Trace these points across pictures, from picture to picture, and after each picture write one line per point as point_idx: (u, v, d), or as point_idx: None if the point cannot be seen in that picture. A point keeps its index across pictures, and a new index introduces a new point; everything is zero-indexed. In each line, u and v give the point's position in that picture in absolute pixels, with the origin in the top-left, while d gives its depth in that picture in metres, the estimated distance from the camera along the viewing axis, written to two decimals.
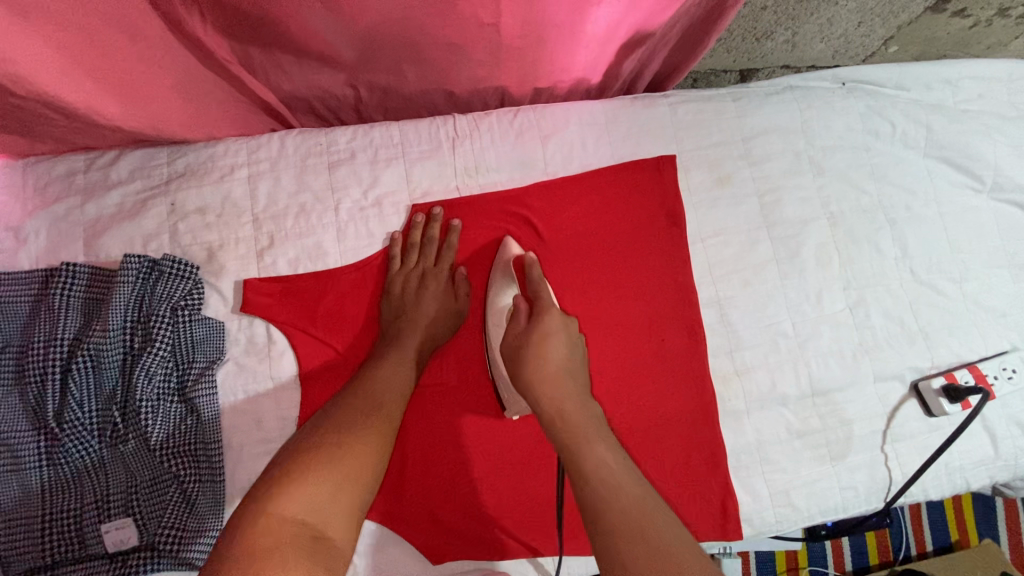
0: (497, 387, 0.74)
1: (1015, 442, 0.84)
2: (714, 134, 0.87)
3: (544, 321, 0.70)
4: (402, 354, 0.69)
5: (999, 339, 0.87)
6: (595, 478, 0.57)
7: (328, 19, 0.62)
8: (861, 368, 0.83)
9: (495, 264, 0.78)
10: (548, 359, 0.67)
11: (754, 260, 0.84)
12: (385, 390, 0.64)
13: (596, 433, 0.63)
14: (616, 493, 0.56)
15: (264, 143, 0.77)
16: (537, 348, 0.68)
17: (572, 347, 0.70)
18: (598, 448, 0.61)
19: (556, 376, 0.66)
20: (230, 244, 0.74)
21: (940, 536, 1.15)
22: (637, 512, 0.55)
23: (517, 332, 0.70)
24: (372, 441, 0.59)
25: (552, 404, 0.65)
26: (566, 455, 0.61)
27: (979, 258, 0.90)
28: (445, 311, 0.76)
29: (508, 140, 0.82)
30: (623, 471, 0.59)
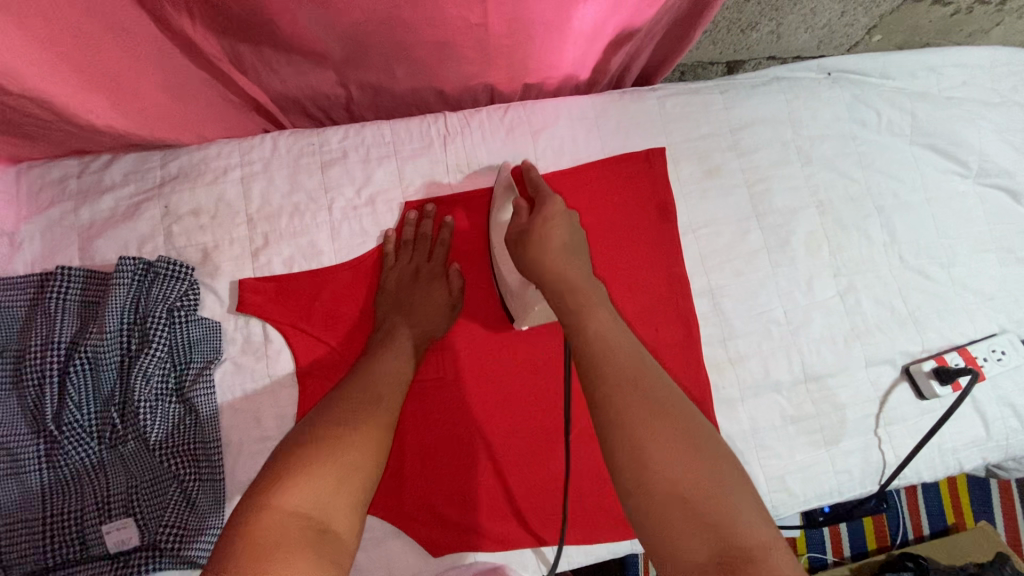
0: (506, 298, 0.75)
1: (1004, 423, 0.85)
2: (703, 126, 0.88)
3: (544, 208, 0.67)
4: (399, 348, 0.70)
5: (988, 322, 0.89)
6: (594, 338, 0.53)
7: (316, 19, 0.62)
8: (853, 353, 0.84)
9: (498, 183, 0.78)
10: (552, 237, 0.64)
11: (745, 249, 0.85)
12: (383, 384, 0.65)
13: (598, 302, 0.58)
14: (615, 355, 0.51)
15: (256, 144, 0.78)
16: (537, 231, 0.65)
17: (575, 233, 0.66)
18: (599, 312, 0.56)
19: (556, 252, 0.62)
20: (225, 245, 0.75)
21: (936, 520, 1.16)
22: (636, 369, 0.50)
23: (518, 226, 0.67)
24: (371, 433, 0.59)
25: (552, 276, 0.62)
26: (566, 323, 0.56)
27: (967, 243, 0.91)
28: (440, 306, 0.77)
29: (499, 136, 0.83)
30: (624, 335, 0.54)
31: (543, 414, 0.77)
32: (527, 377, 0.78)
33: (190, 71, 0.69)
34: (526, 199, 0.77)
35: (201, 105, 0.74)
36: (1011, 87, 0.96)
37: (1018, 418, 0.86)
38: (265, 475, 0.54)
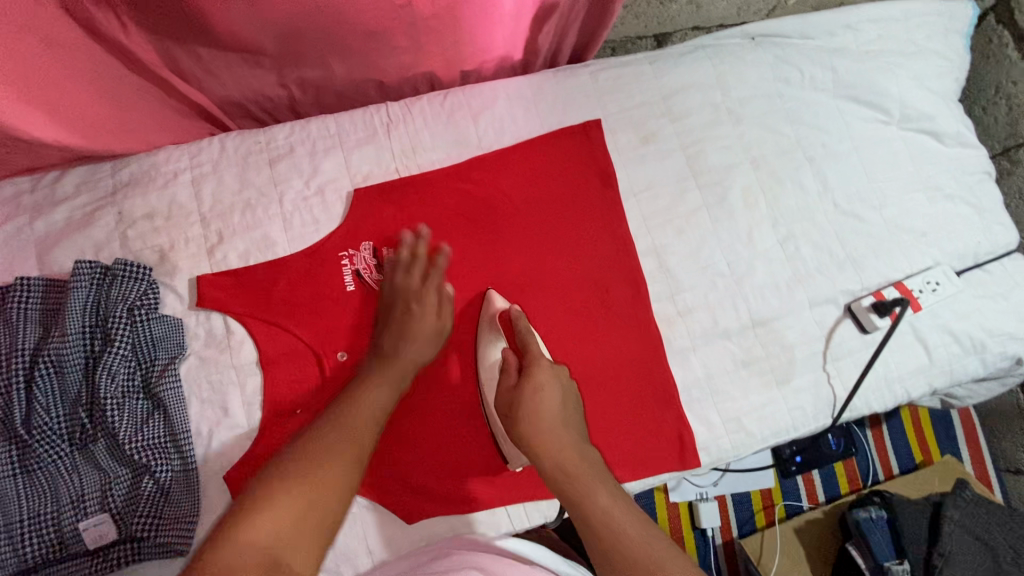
0: (499, 443, 0.75)
1: (946, 349, 0.90)
2: (636, 96, 0.92)
3: (535, 371, 0.69)
4: (381, 379, 0.68)
5: (922, 257, 0.93)
6: (602, 527, 0.57)
7: (246, 17, 0.66)
8: (796, 296, 0.88)
9: (483, 318, 0.79)
10: (543, 410, 0.66)
11: (685, 207, 0.89)
12: (362, 414, 0.63)
13: (600, 481, 0.62)
14: (627, 548, 0.55)
15: (204, 147, 0.81)
16: (529, 403, 0.66)
17: (566, 398, 0.68)
18: (603, 497, 0.60)
19: (551, 427, 0.65)
20: (180, 244, 0.77)
21: (905, 459, 1.21)
22: (649, 562, 0.54)
23: (507, 388, 0.69)
24: (336, 464, 0.57)
25: (550, 460, 0.63)
26: (572, 509, 0.60)
27: (896, 184, 0.96)
28: (431, 334, 0.74)
29: (440, 120, 0.87)
30: (630, 518, 0.58)
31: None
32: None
33: (132, 79, 0.72)
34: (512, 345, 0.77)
35: (147, 111, 0.78)
36: (926, 36, 1.02)
37: (958, 343, 0.91)
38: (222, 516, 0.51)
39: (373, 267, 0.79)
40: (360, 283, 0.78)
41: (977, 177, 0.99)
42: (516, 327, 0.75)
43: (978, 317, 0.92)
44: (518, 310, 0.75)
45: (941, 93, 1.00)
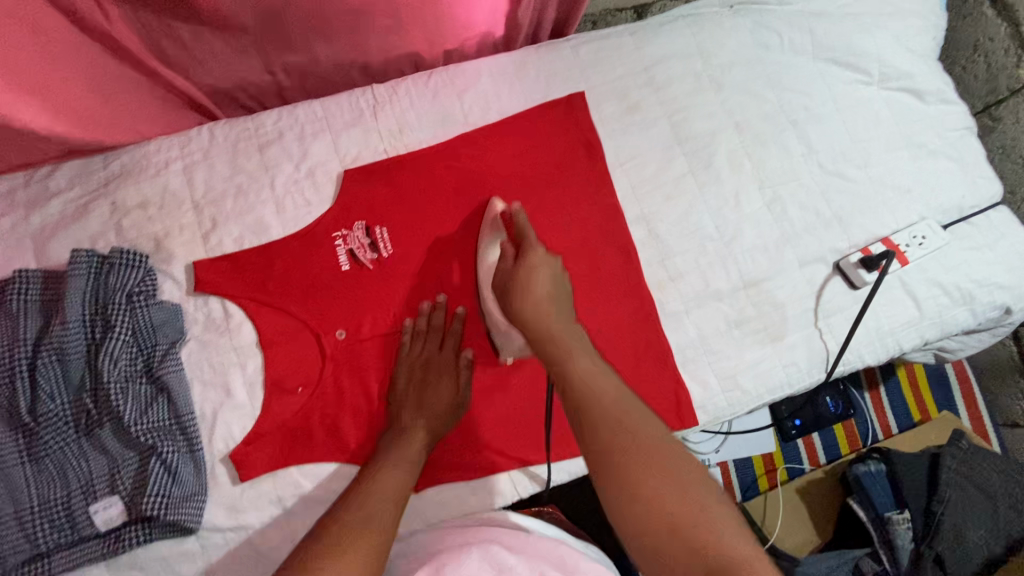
0: (491, 332, 0.78)
1: (935, 301, 0.91)
2: (618, 68, 0.94)
3: (528, 257, 0.71)
4: (399, 462, 0.69)
5: (908, 212, 0.94)
6: (578, 379, 0.58)
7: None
8: (785, 256, 0.89)
9: (485, 220, 0.81)
10: (533, 285, 0.68)
11: (671, 174, 0.91)
12: (380, 499, 0.64)
13: (580, 347, 0.62)
14: (599, 395, 0.56)
15: (194, 136, 0.82)
16: (520, 281, 0.68)
17: (557, 282, 0.69)
18: (582, 361, 0.60)
19: (538, 298, 0.66)
20: (175, 232, 0.78)
21: (902, 417, 1.23)
22: (621, 411, 0.55)
23: (504, 269, 0.72)
24: (355, 553, 0.56)
25: (536, 328, 0.64)
26: (552, 369, 0.61)
27: (879, 143, 0.97)
28: (446, 402, 0.75)
29: (426, 100, 0.88)
30: (606, 377, 0.59)
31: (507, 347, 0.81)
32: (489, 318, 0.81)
33: (119, 68, 0.74)
34: (512, 241, 0.78)
35: (135, 100, 0.80)
36: None
37: (947, 295, 0.92)
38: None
39: (366, 245, 0.80)
40: (354, 262, 0.79)
41: (959, 132, 1.00)
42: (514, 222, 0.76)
43: (966, 269, 0.93)
44: (519, 207, 0.76)
45: (919, 52, 1.02)
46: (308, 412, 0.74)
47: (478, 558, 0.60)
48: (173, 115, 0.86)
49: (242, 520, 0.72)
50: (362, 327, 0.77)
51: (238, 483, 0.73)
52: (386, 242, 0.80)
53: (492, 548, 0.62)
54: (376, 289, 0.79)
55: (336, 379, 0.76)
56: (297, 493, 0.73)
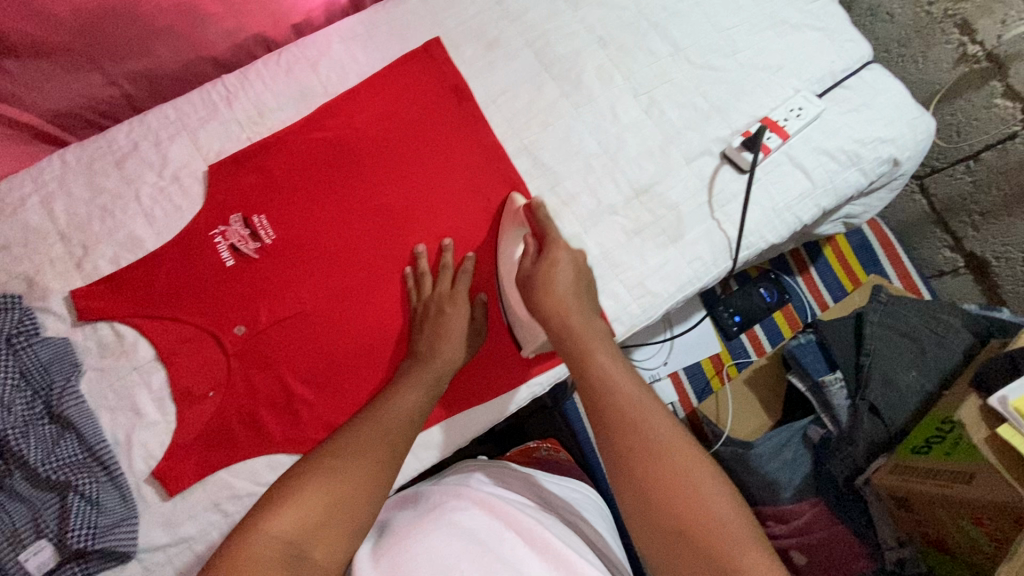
0: (513, 327, 0.81)
1: (824, 169, 0.93)
2: (470, 7, 0.92)
3: (551, 252, 0.75)
4: (414, 389, 0.71)
5: (782, 89, 0.95)
6: (596, 378, 0.62)
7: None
8: (671, 157, 0.90)
9: (508, 214, 0.83)
10: (555, 284, 0.72)
11: (544, 101, 0.90)
12: (394, 416, 0.66)
13: (600, 345, 0.67)
14: (615, 390, 0.61)
15: (46, 166, 0.79)
16: (543, 276, 0.73)
17: (579, 276, 0.74)
18: (600, 358, 0.65)
19: (560, 294, 0.71)
20: (46, 266, 0.75)
21: (836, 290, 1.29)
22: (635, 413, 0.58)
23: (527, 265, 0.75)
24: (370, 462, 0.60)
25: (558, 322, 0.70)
26: (573, 365, 0.66)
27: (742, 28, 0.98)
28: (463, 333, 0.77)
29: (280, 79, 0.85)
30: (624, 376, 0.62)
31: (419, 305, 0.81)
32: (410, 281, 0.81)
33: None
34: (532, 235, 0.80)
35: None
36: None
37: (834, 160, 0.94)
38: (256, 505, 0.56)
39: (247, 236, 0.78)
40: (237, 255, 0.78)
41: (819, 3, 1.02)
42: (536, 218, 0.78)
43: (848, 131, 0.95)
44: (537, 201, 0.79)
45: None
46: (223, 412, 0.73)
47: (447, 529, 0.64)
48: (21, 150, 0.82)
49: (180, 532, 0.71)
50: (260, 318, 0.76)
51: (168, 498, 0.72)
52: (267, 228, 0.79)
53: (463, 517, 0.66)
54: (268, 278, 0.78)
55: (244, 373, 0.75)
56: (231, 494, 0.72)
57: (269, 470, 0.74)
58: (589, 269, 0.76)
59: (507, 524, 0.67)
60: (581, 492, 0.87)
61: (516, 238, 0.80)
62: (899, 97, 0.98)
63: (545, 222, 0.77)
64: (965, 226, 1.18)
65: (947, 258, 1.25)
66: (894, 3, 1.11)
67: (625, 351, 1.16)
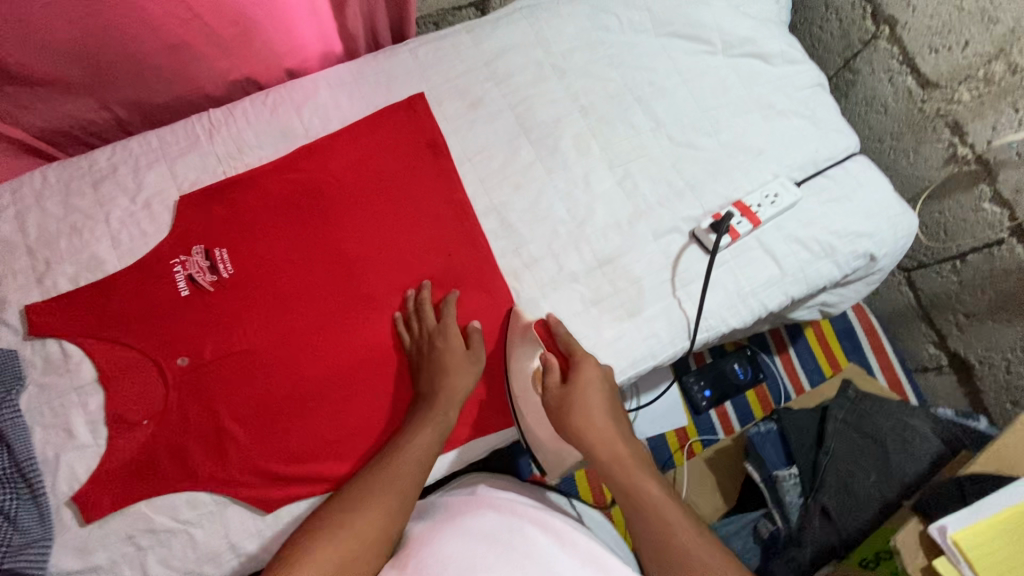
0: (536, 449, 0.84)
1: (796, 258, 0.92)
2: (458, 66, 0.94)
3: (578, 373, 0.77)
4: (416, 447, 0.74)
5: (761, 174, 0.95)
6: (649, 507, 0.69)
7: (27, 51, 0.73)
8: (639, 231, 0.90)
9: (516, 330, 0.83)
10: (592, 412, 0.75)
11: (519, 163, 0.91)
12: (407, 460, 0.72)
13: (644, 473, 0.72)
14: (664, 520, 0.67)
15: (26, 181, 0.82)
16: (580, 404, 0.75)
17: (610, 403, 0.77)
18: (651, 488, 0.71)
19: (599, 422, 0.75)
20: (8, 277, 0.77)
21: (815, 375, 1.26)
22: (690, 542, 0.65)
23: (555, 388, 0.77)
24: (375, 514, 0.67)
25: (604, 451, 0.74)
26: (624, 500, 0.71)
27: (727, 109, 0.98)
28: (462, 361, 0.79)
29: (263, 118, 0.88)
30: (671, 501, 0.70)
31: (367, 356, 0.80)
32: (360, 329, 0.81)
33: None
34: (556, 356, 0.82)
35: None
36: None
37: (807, 250, 0.92)
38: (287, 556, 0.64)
39: (205, 268, 0.80)
40: (193, 287, 0.79)
41: (809, 91, 1.02)
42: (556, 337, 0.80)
43: (823, 222, 0.93)
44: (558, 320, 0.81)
45: (759, 18, 1.04)
46: (154, 442, 0.74)
47: (461, 536, 0.65)
48: (10, 161, 0.86)
49: (91, 561, 0.70)
50: (204, 351, 0.77)
51: (84, 524, 0.71)
52: (227, 262, 0.80)
53: (477, 522, 0.68)
54: (220, 312, 0.79)
55: (180, 405, 0.75)
56: (148, 527, 0.72)
57: (188, 505, 0.73)
58: (617, 394, 0.79)
59: (529, 525, 0.69)
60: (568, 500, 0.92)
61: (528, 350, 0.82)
62: (882, 192, 0.97)
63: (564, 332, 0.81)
64: (950, 324, 1.14)
65: (931, 354, 1.21)
66: (889, 95, 1.10)
67: None
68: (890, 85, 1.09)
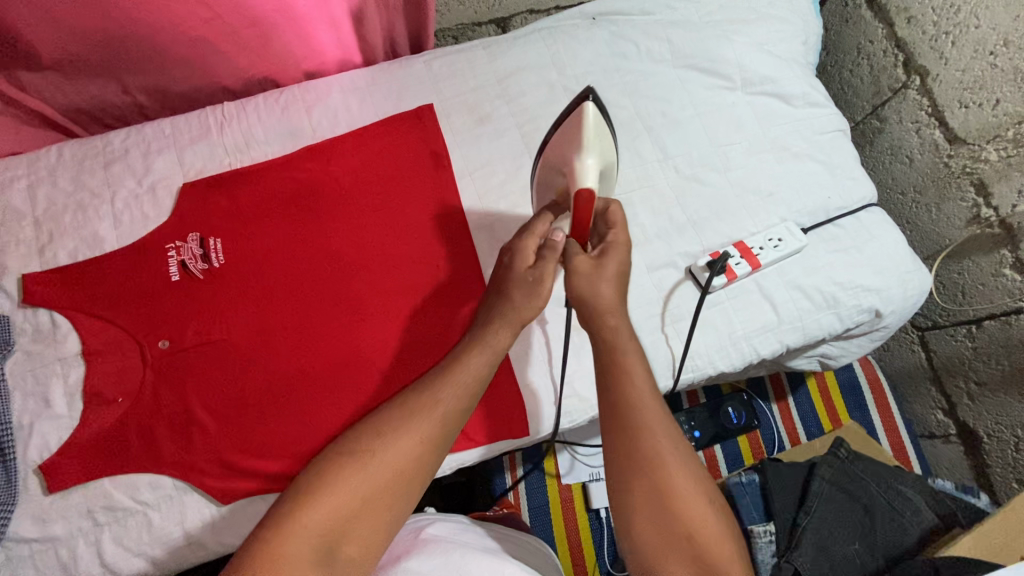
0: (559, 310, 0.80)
1: (795, 306, 0.89)
2: (470, 81, 0.95)
3: (608, 255, 0.68)
4: (463, 375, 0.66)
5: (768, 216, 0.93)
6: (633, 402, 0.62)
7: (52, 32, 0.76)
8: (632, 261, 0.88)
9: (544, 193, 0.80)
10: (605, 290, 0.67)
11: (520, 182, 0.90)
12: (431, 404, 0.63)
13: (636, 357, 0.65)
14: (644, 416, 0.62)
15: (43, 155, 0.86)
16: (595, 276, 0.67)
17: (623, 275, 0.69)
18: (637, 375, 0.64)
19: (612, 300, 0.67)
20: (11, 245, 0.81)
21: (813, 427, 1.21)
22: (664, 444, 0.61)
23: (584, 259, 0.68)
24: (406, 442, 0.61)
25: (604, 330, 0.66)
26: (611, 387, 0.64)
27: (739, 147, 0.96)
28: (527, 280, 0.70)
29: (274, 115, 0.90)
30: (651, 397, 0.63)
31: (343, 357, 0.80)
32: (340, 330, 0.81)
33: None
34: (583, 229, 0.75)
35: None
36: (767, 3, 1.03)
37: (808, 298, 0.89)
38: (280, 506, 0.57)
39: (198, 256, 0.81)
40: (184, 272, 0.80)
41: (829, 135, 0.99)
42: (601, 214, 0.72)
43: (829, 271, 0.90)
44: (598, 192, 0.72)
45: (784, 58, 1.02)
46: (126, 420, 0.75)
47: None
48: (33, 134, 0.90)
49: (48, 530, 0.72)
50: (185, 337, 0.78)
51: (48, 494, 0.73)
52: (219, 252, 0.82)
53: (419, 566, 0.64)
54: (207, 299, 0.80)
55: (155, 387, 0.76)
56: (107, 504, 0.73)
57: (149, 487, 0.74)
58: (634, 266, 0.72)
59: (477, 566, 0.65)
60: (528, 539, 0.87)
61: (559, 172, 0.75)
62: (895, 247, 0.93)
63: (605, 204, 0.73)
64: (960, 392, 1.09)
65: (939, 420, 1.16)
66: (915, 147, 1.06)
67: (569, 445, 1.11)
68: (916, 136, 1.05)
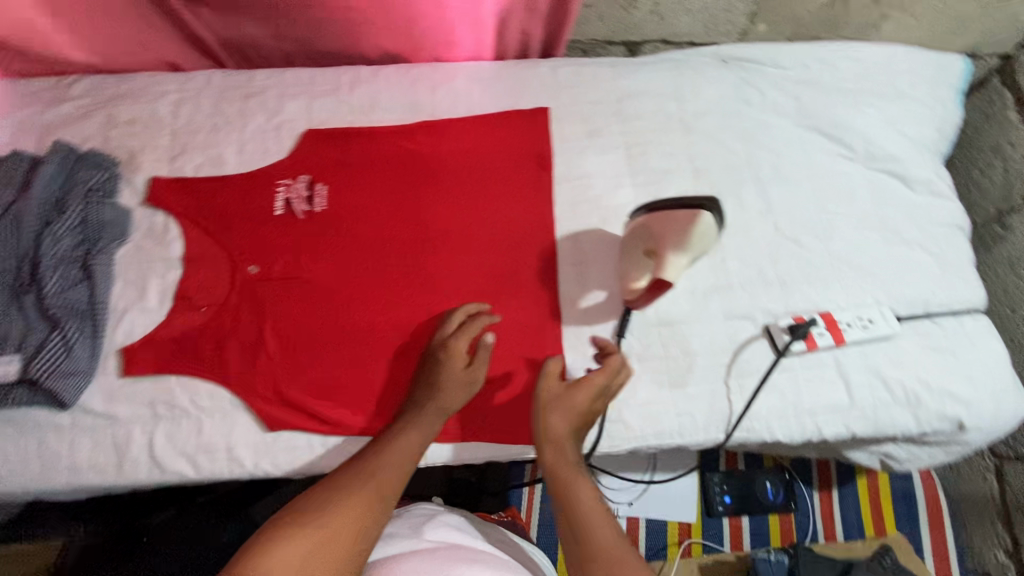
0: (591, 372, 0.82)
1: (871, 393, 0.84)
2: (590, 94, 0.97)
3: (572, 388, 0.72)
4: (412, 442, 0.69)
5: (861, 293, 0.88)
6: (583, 517, 0.64)
7: None
8: (709, 305, 0.87)
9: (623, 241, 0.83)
10: (558, 416, 0.70)
11: (614, 201, 0.90)
12: (398, 460, 0.67)
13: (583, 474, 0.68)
14: (597, 533, 0.63)
15: (194, 77, 0.95)
16: (550, 405, 0.71)
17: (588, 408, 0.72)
18: (583, 490, 0.66)
19: (563, 428, 0.70)
20: (149, 149, 0.90)
21: (852, 529, 1.12)
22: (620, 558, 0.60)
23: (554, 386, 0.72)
24: (370, 497, 0.63)
25: (552, 451, 0.69)
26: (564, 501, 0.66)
27: (847, 219, 0.92)
28: (462, 378, 0.75)
29: (400, 88, 0.95)
30: (603, 513, 0.65)
31: (406, 325, 0.82)
32: (410, 297, 0.83)
33: (149, 8, 0.90)
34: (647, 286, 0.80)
35: (156, 33, 0.94)
36: (908, 83, 1.00)
37: (887, 390, 0.84)
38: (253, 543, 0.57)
39: (303, 197, 0.86)
40: (287, 210, 0.86)
41: (945, 229, 0.94)
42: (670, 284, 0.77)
43: (915, 368, 0.85)
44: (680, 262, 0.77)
45: (914, 139, 0.97)
46: (201, 329, 0.80)
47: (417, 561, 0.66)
48: (190, 57, 1.00)
49: (112, 409, 0.77)
50: (273, 267, 0.83)
51: (121, 375, 0.78)
52: (323, 198, 0.87)
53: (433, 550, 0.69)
54: (300, 238, 0.85)
55: (235, 306, 0.81)
56: (167, 399, 0.78)
57: (206, 394, 0.78)
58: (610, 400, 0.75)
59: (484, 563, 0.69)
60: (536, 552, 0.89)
61: (649, 236, 0.79)
62: (995, 361, 0.86)
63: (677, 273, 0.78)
64: None
65: (999, 562, 1.05)
66: None
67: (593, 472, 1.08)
68: None
